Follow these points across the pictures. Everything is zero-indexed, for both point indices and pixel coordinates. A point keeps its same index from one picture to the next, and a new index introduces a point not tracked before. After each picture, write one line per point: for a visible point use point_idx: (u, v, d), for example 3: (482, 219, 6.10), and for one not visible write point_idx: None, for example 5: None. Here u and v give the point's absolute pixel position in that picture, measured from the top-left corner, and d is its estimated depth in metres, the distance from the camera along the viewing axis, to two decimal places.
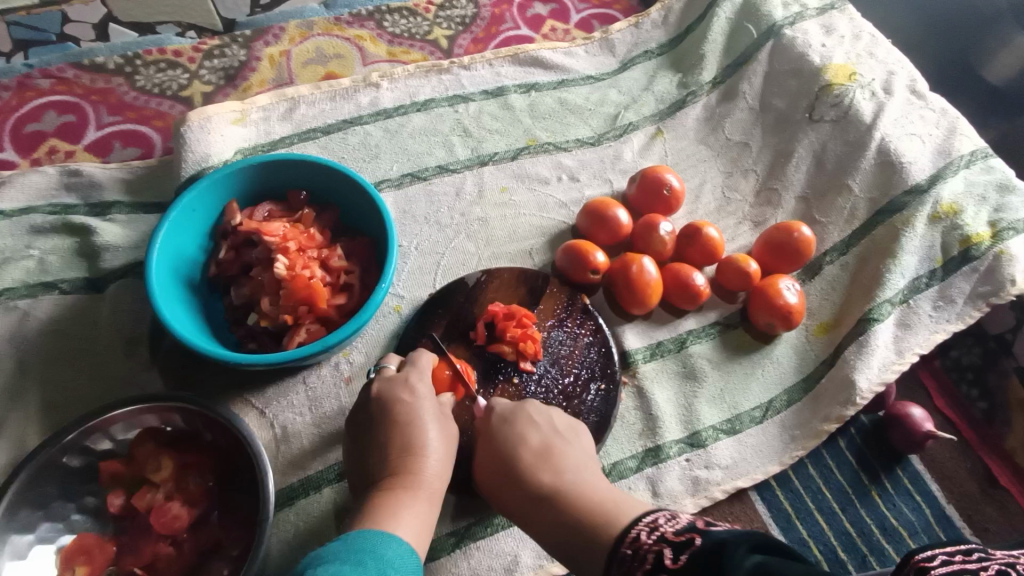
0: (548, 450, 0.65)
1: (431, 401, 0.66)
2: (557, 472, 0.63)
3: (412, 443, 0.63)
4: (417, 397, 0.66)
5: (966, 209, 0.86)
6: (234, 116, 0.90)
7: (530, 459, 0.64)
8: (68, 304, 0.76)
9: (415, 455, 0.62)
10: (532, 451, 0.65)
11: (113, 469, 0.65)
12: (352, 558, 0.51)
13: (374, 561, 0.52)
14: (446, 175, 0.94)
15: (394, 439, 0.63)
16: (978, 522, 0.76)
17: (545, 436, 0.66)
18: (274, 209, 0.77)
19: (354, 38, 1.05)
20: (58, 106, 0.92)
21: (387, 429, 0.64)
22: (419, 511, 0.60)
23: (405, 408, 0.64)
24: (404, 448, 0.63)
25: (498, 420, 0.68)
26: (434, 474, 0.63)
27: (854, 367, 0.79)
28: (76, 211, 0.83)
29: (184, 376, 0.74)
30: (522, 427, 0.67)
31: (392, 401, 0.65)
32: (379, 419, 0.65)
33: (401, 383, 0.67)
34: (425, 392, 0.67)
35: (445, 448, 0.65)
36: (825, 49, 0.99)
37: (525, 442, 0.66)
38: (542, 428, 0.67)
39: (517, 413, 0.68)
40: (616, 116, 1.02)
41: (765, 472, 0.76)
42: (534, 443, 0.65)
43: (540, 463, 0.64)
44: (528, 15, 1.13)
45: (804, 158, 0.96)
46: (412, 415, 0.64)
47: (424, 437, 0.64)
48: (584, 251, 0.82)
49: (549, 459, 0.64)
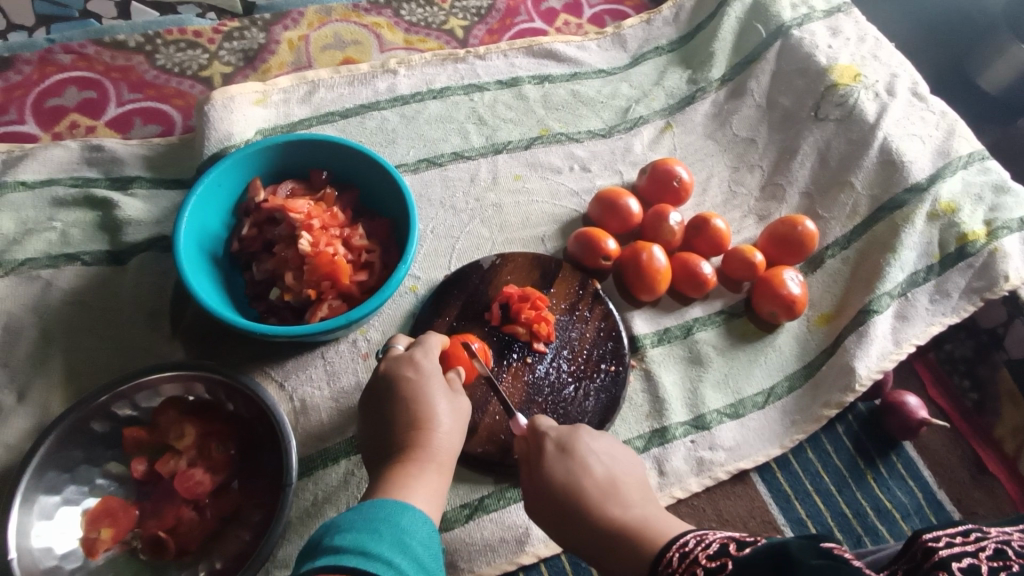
0: (612, 483, 0.61)
1: (439, 377, 0.68)
2: (625, 506, 0.59)
3: (419, 417, 0.64)
4: (423, 373, 0.67)
5: (963, 207, 0.89)
6: (256, 97, 0.92)
7: (597, 492, 0.60)
8: (90, 276, 0.77)
9: (422, 429, 0.64)
10: (597, 484, 0.61)
11: (137, 436, 0.67)
12: (368, 527, 0.53)
13: (389, 529, 0.53)
14: (461, 162, 0.96)
15: (401, 415, 0.65)
16: (967, 506, 0.79)
17: (607, 466, 0.63)
18: (296, 188, 0.79)
19: (372, 25, 1.06)
20: (79, 82, 0.93)
21: (394, 404, 0.65)
22: (431, 482, 0.62)
23: (412, 385, 0.66)
24: (412, 422, 0.64)
25: (555, 449, 0.63)
26: (444, 447, 0.64)
27: (853, 356, 0.82)
28: (97, 185, 0.84)
29: (206, 347, 0.76)
30: (583, 457, 0.63)
31: (400, 378, 0.66)
32: (387, 394, 0.66)
33: (406, 362, 0.68)
34: (431, 368, 0.68)
35: (455, 422, 0.66)
36: (831, 51, 1.02)
37: (589, 474, 0.61)
38: (602, 457, 0.63)
39: (574, 441, 0.64)
40: (627, 109, 1.05)
41: (766, 454, 0.79)
42: (598, 476, 0.62)
43: (609, 498, 0.60)
44: (542, 9, 1.15)
45: (808, 156, 0.99)
46: (419, 390, 0.65)
47: (433, 411, 0.65)
48: (596, 238, 0.85)
49: (615, 494, 0.61)
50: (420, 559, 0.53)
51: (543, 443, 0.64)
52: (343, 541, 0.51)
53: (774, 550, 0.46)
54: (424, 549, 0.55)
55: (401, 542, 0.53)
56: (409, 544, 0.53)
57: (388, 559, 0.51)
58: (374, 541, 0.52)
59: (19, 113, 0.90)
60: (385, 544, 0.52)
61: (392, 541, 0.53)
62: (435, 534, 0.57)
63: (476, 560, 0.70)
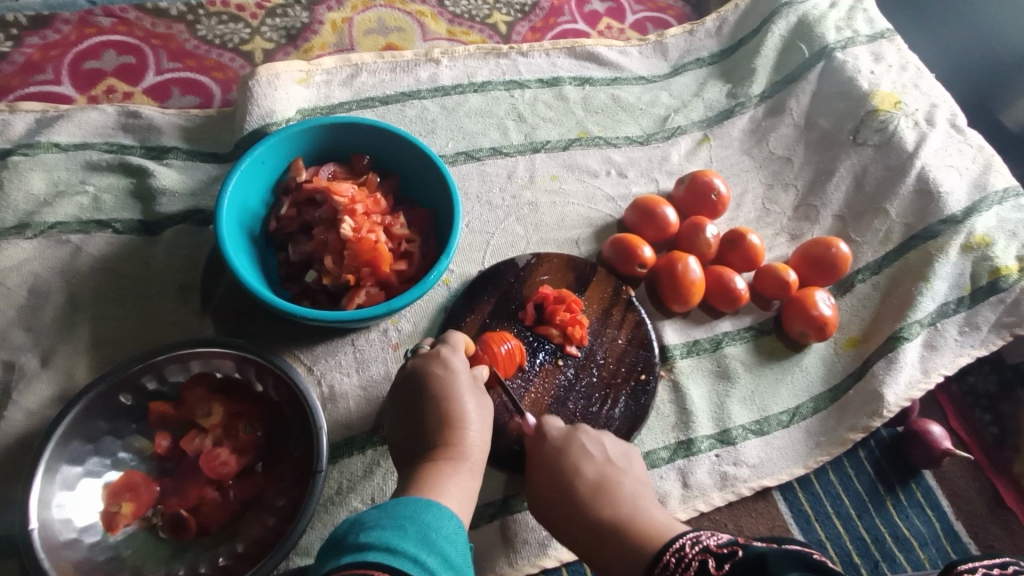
0: (605, 481, 0.63)
1: (467, 374, 0.66)
2: (616, 505, 0.61)
3: (449, 416, 0.63)
4: (451, 370, 0.65)
5: (997, 242, 0.90)
6: (299, 76, 0.90)
7: (589, 492, 0.62)
8: (121, 244, 0.76)
9: (454, 427, 0.62)
10: (590, 482, 0.62)
11: (162, 410, 0.66)
12: (393, 524, 0.51)
13: (414, 526, 0.51)
14: (499, 158, 0.95)
15: (430, 413, 0.63)
16: (983, 539, 0.80)
17: (600, 466, 0.64)
18: (338, 171, 0.78)
19: (416, 13, 1.05)
20: (118, 46, 0.91)
21: (423, 402, 0.64)
22: (462, 481, 0.60)
23: (439, 383, 0.64)
24: (442, 420, 0.63)
25: (550, 448, 0.65)
26: (475, 446, 0.63)
27: (882, 382, 0.82)
28: (132, 152, 0.82)
29: (235, 324, 0.74)
30: (576, 458, 0.64)
31: (428, 375, 0.65)
32: (417, 392, 0.65)
33: (435, 359, 0.66)
34: (460, 365, 0.66)
35: (483, 418, 0.65)
36: (873, 76, 1.03)
37: (581, 474, 0.63)
38: (592, 456, 0.65)
39: (570, 441, 0.66)
40: (666, 118, 1.05)
41: (789, 474, 0.79)
42: (590, 475, 0.63)
43: (601, 497, 0.61)
44: (586, 11, 1.15)
45: (844, 178, 0.99)
46: (449, 388, 0.64)
47: (462, 409, 0.63)
48: (634, 245, 0.84)
49: (607, 493, 0.62)
50: (446, 555, 0.51)
51: (540, 437, 0.67)
52: (368, 538, 0.49)
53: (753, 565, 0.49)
54: (452, 547, 0.52)
55: (427, 538, 0.51)
56: (435, 541, 0.51)
57: (414, 555, 0.49)
58: (398, 537, 0.50)
59: (56, 72, 0.88)
60: (411, 541, 0.50)
61: (418, 537, 0.51)
62: (462, 532, 0.55)
63: (497, 561, 0.69)
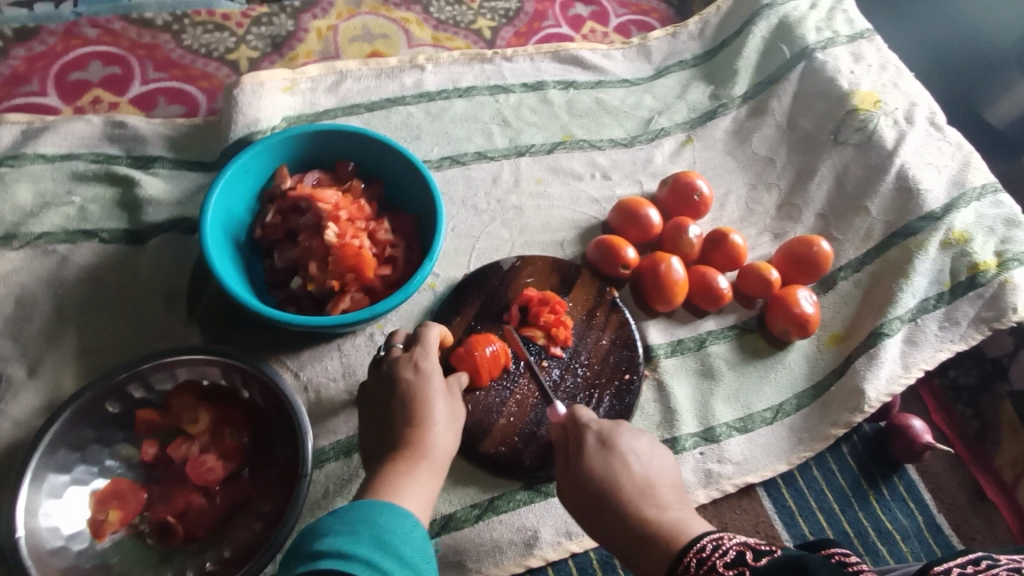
0: (649, 483, 0.63)
1: (437, 377, 0.66)
2: (660, 507, 0.61)
3: (413, 417, 0.63)
4: (421, 372, 0.66)
5: (975, 238, 0.91)
6: (284, 84, 0.91)
7: (633, 491, 0.61)
8: (107, 253, 0.76)
9: (417, 427, 0.63)
10: (634, 481, 0.62)
11: (149, 418, 0.67)
12: (348, 529, 0.52)
13: (368, 529, 0.52)
14: (484, 162, 0.96)
15: (396, 414, 0.64)
16: (965, 531, 0.81)
17: (645, 467, 0.64)
18: (322, 178, 0.78)
19: (400, 20, 1.06)
20: (104, 57, 0.92)
21: (391, 403, 0.65)
22: (422, 481, 0.61)
23: (407, 384, 0.65)
24: (406, 420, 0.63)
25: (595, 445, 0.65)
26: (439, 447, 0.63)
27: (863, 377, 0.83)
28: (118, 162, 0.83)
29: (222, 331, 0.75)
30: (623, 456, 0.64)
31: (396, 377, 0.66)
32: (385, 394, 0.66)
33: (406, 360, 0.67)
34: (431, 368, 0.67)
35: (449, 421, 0.65)
36: (853, 76, 1.04)
37: (626, 471, 0.63)
38: (638, 455, 0.65)
39: (617, 437, 0.66)
40: (649, 120, 1.06)
41: (772, 470, 0.80)
42: (636, 474, 0.63)
43: (645, 497, 0.61)
44: (569, 15, 1.16)
45: (826, 178, 1.00)
46: (416, 390, 0.64)
47: (428, 410, 0.64)
48: (617, 246, 0.85)
49: (651, 493, 0.62)
50: (402, 556, 0.52)
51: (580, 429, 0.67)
52: (323, 545, 0.50)
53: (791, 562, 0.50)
54: (409, 547, 0.53)
55: (382, 541, 0.52)
56: (390, 543, 0.52)
57: (367, 559, 0.50)
58: (352, 542, 0.51)
59: (42, 84, 0.89)
60: (365, 545, 0.51)
61: (372, 541, 0.52)
62: (420, 530, 0.56)
63: (484, 562, 0.70)
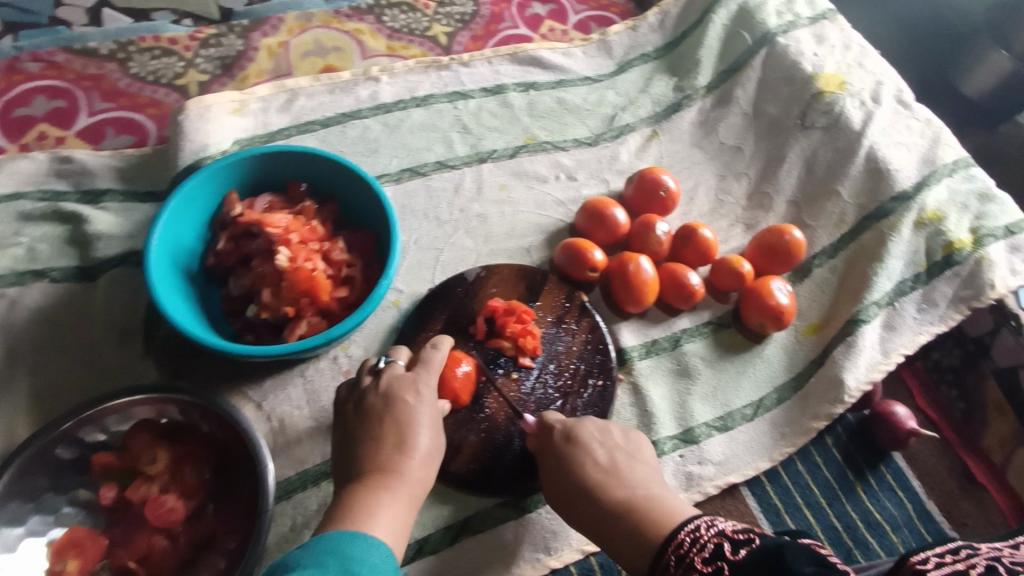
0: (615, 465, 0.66)
1: (432, 406, 0.65)
2: (627, 487, 0.64)
3: (403, 443, 0.62)
4: (420, 401, 0.65)
5: (949, 216, 0.89)
6: (233, 106, 0.89)
7: (600, 476, 0.65)
8: (58, 293, 0.75)
9: (403, 454, 0.61)
10: (600, 466, 0.65)
11: (106, 461, 0.65)
12: (316, 561, 0.50)
13: (337, 560, 0.51)
14: (445, 171, 0.94)
15: (383, 436, 0.62)
16: (957, 517, 0.79)
17: (610, 452, 0.67)
18: (274, 201, 0.76)
19: (353, 32, 1.04)
20: (49, 91, 0.90)
21: (379, 426, 0.63)
22: (396, 511, 0.58)
23: (404, 410, 0.63)
24: (394, 445, 0.62)
25: (562, 437, 0.68)
26: (419, 477, 0.62)
27: (842, 367, 0.81)
28: (66, 198, 0.81)
29: (180, 366, 0.73)
30: (586, 444, 0.67)
31: (392, 401, 0.64)
32: (373, 415, 0.64)
33: (408, 384, 0.65)
34: (428, 398, 0.66)
35: (433, 452, 0.63)
36: (817, 58, 1.02)
37: (591, 457, 0.66)
38: (604, 441, 0.68)
39: (579, 429, 0.68)
40: (613, 116, 1.04)
41: (755, 468, 0.79)
42: (601, 459, 0.66)
43: (611, 480, 0.64)
44: (526, 15, 1.14)
45: (795, 164, 0.98)
46: (410, 417, 0.63)
47: (417, 437, 0.62)
48: (584, 249, 0.83)
49: (618, 475, 0.65)
50: None
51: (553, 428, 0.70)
52: None
53: (767, 554, 0.50)
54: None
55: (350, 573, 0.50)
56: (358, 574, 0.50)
57: None
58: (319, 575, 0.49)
59: None
60: None
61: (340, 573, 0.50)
62: (390, 560, 0.54)
63: None
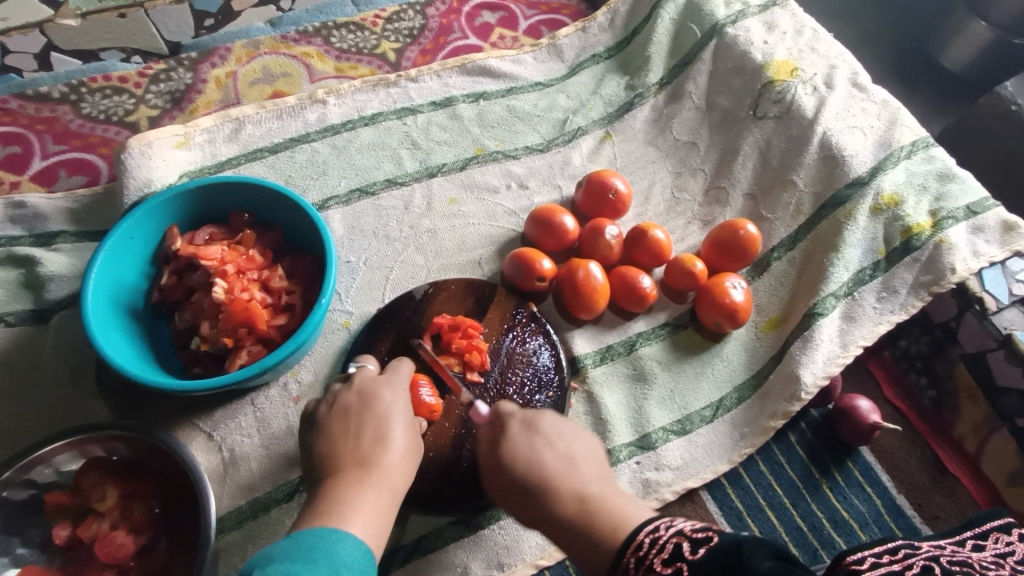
0: (572, 457, 0.59)
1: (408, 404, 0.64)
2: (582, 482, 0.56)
3: (380, 438, 0.60)
4: (399, 395, 0.64)
5: (907, 199, 0.86)
6: (177, 140, 0.90)
7: (553, 470, 0.57)
8: (12, 337, 0.76)
9: (381, 448, 0.59)
10: (556, 458, 0.58)
11: (58, 500, 0.66)
12: (303, 557, 0.48)
13: (325, 560, 0.48)
14: (394, 189, 0.94)
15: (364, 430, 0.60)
16: (928, 510, 0.77)
17: (568, 444, 0.60)
18: (215, 233, 0.77)
19: (301, 55, 1.05)
20: (3, 137, 0.92)
21: (361, 421, 0.61)
22: (378, 504, 0.56)
23: (384, 405, 0.62)
24: (373, 439, 0.60)
25: (520, 425, 0.62)
26: (398, 474, 0.59)
27: (798, 362, 0.79)
28: (20, 242, 0.83)
29: (131, 404, 0.74)
30: (544, 434, 0.60)
31: (372, 397, 0.63)
32: (354, 410, 0.62)
33: (384, 384, 0.64)
34: (404, 395, 0.65)
35: (410, 449, 0.62)
36: (767, 46, 1.00)
37: (548, 448, 0.59)
38: (560, 431, 0.61)
39: (539, 419, 0.62)
40: (564, 121, 1.03)
41: (714, 471, 0.77)
42: (558, 451, 0.59)
43: (566, 474, 0.57)
44: (475, 24, 1.14)
45: (750, 155, 0.96)
46: (388, 411, 0.62)
47: (394, 431, 0.61)
48: (530, 259, 0.83)
49: (573, 469, 0.58)
50: None
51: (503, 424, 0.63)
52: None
53: (728, 552, 0.46)
54: None
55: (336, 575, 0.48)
56: None
57: None
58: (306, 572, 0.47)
59: None
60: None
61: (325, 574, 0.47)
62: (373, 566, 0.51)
63: None
